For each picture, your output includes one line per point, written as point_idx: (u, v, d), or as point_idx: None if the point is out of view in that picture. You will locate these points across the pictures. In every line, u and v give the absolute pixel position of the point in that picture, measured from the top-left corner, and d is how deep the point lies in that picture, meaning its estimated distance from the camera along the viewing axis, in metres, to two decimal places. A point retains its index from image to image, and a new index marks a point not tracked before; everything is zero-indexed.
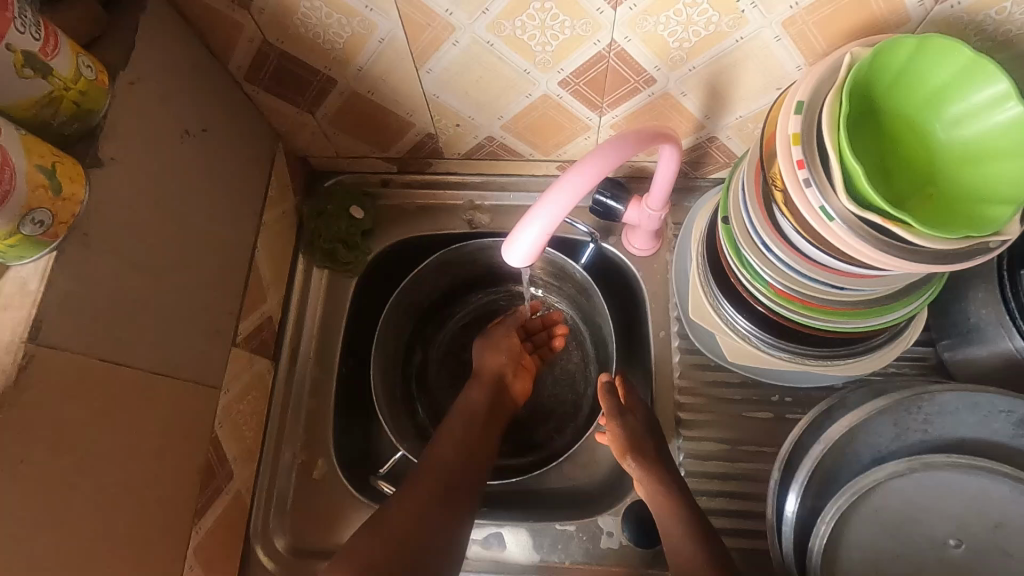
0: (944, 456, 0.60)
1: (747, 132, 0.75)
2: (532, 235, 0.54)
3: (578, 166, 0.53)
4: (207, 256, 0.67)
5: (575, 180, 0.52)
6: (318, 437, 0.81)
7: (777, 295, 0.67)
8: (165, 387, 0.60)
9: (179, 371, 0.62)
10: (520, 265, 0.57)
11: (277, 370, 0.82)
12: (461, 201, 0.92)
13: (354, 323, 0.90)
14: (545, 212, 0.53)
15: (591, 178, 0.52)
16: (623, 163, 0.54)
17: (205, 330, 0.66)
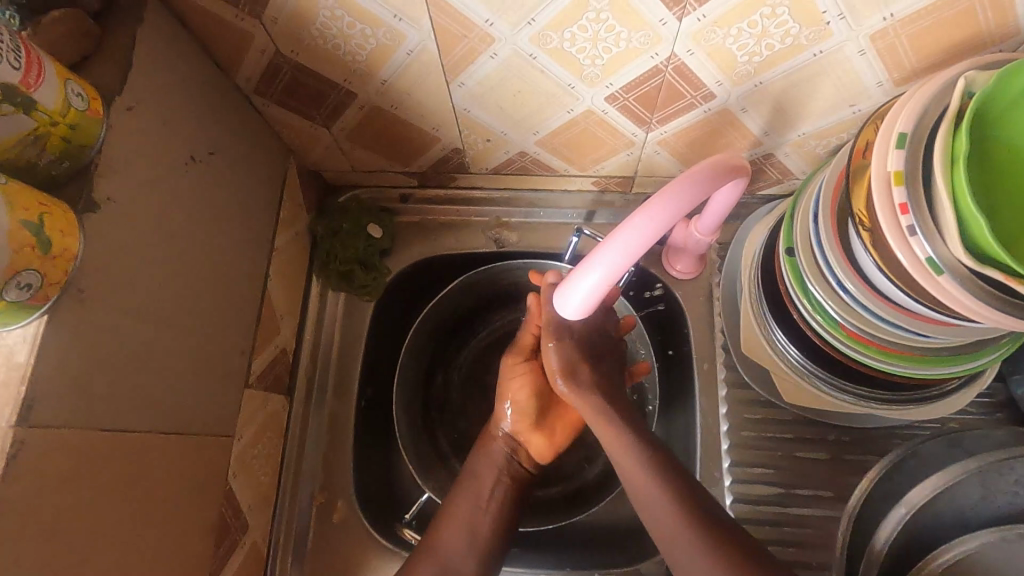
0: None
1: (808, 149, 0.68)
2: (588, 287, 0.51)
3: (641, 211, 0.47)
4: (216, 294, 0.60)
5: (638, 228, 0.47)
6: (337, 477, 0.76)
7: (848, 338, 0.59)
8: (173, 447, 0.54)
9: (189, 425, 0.56)
10: (576, 314, 0.54)
11: (293, 405, 0.76)
12: (486, 218, 0.85)
13: (373, 349, 0.84)
14: (603, 263, 0.49)
15: (657, 227, 0.47)
16: (695, 205, 0.48)
17: (215, 375, 0.60)
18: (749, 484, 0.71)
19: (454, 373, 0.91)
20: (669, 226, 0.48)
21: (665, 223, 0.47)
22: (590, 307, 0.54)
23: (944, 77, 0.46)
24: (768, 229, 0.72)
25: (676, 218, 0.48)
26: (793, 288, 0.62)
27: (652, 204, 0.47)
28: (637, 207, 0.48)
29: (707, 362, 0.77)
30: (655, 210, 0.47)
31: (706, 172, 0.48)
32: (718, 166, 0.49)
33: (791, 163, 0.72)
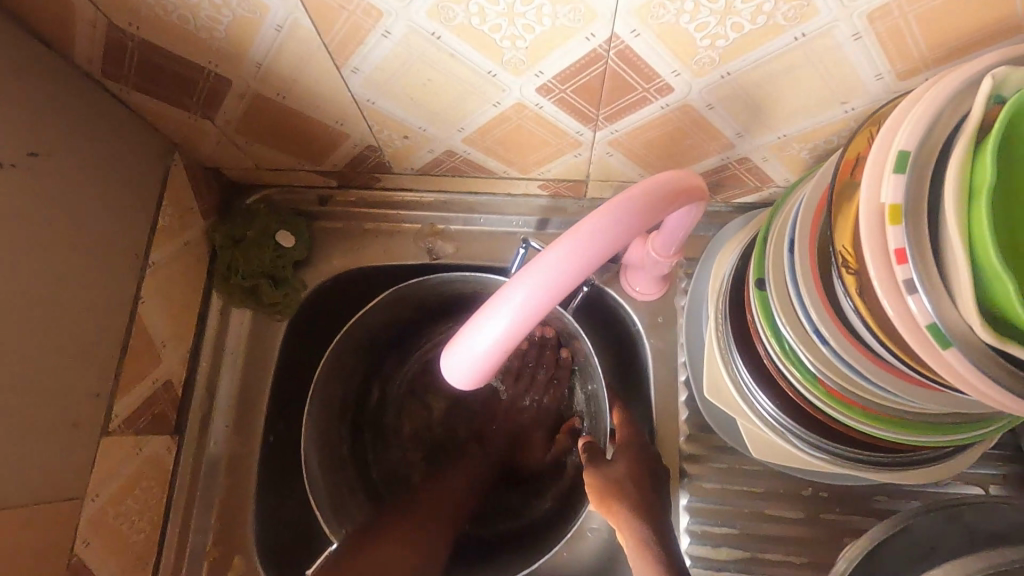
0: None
1: (790, 153, 0.57)
2: (482, 347, 0.38)
3: (552, 249, 0.36)
4: (50, 330, 0.48)
5: (544, 272, 0.35)
6: (235, 528, 0.65)
7: (827, 396, 0.48)
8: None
9: (4, 497, 0.45)
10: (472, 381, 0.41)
11: (181, 445, 0.65)
12: (419, 224, 0.73)
13: (286, 375, 0.73)
14: (498, 316, 0.37)
15: (572, 272, 0.35)
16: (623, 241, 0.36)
17: (50, 429, 0.49)
18: (711, 546, 0.62)
19: (392, 391, 0.82)
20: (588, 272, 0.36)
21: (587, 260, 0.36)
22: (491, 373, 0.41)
23: (965, 74, 0.34)
24: (740, 248, 0.61)
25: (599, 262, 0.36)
26: (763, 328, 0.50)
27: (563, 240, 0.35)
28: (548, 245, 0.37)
29: (668, 399, 0.67)
30: (567, 250, 0.35)
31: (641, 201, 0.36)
32: (659, 196, 0.37)
33: (771, 169, 0.60)
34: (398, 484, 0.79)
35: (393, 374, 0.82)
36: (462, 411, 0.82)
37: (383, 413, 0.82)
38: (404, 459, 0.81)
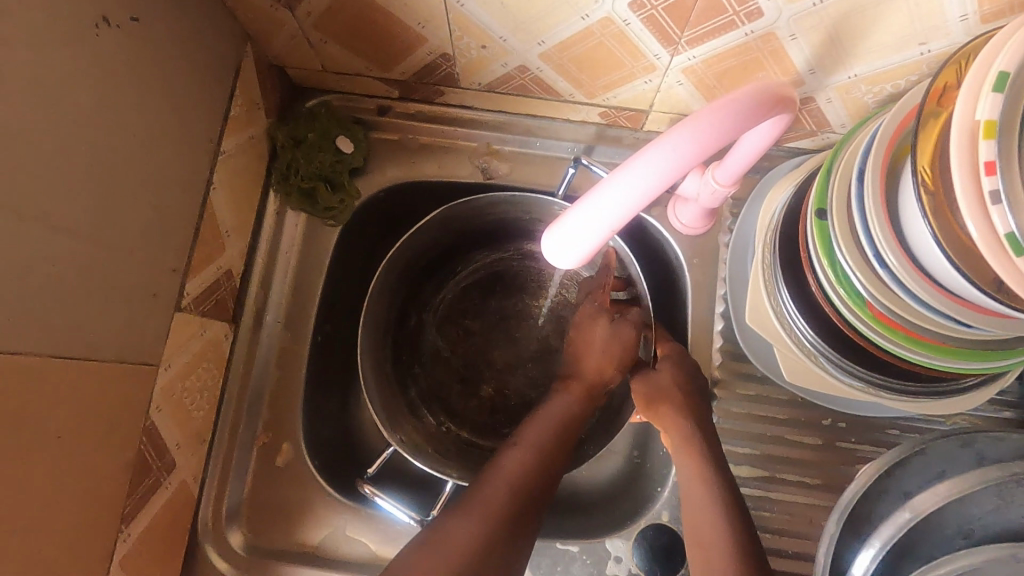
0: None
1: (854, 96, 0.59)
2: (577, 235, 0.42)
3: (650, 147, 0.39)
4: (138, 198, 0.50)
5: (638, 170, 0.39)
6: (284, 417, 0.69)
7: (874, 320, 0.51)
8: (73, 374, 0.45)
9: (96, 350, 0.47)
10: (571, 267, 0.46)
11: (236, 334, 0.67)
12: (475, 143, 0.75)
13: (335, 281, 0.75)
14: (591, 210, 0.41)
15: (669, 169, 0.38)
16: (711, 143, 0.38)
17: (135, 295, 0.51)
18: (735, 463, 0.67)
19: (430, 316, 0.85)
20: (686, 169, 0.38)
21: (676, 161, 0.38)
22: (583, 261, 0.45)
23: None
24: (793, 187, 0.63)
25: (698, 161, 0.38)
26: (818, 254, 0.53)
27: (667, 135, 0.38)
28: (652, 141, 0.39)
29: (704, 328, 0.70)
30: (670, 145, 0.38)
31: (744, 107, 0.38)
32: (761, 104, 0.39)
33: (830, 113, 0.62)
34: (434, 402, 0.82)
35: (431, 299, 0.85)
36: (494, 338, 0.84)
37: (420, 336, 0.84)
38: (438, 379, 0.83)
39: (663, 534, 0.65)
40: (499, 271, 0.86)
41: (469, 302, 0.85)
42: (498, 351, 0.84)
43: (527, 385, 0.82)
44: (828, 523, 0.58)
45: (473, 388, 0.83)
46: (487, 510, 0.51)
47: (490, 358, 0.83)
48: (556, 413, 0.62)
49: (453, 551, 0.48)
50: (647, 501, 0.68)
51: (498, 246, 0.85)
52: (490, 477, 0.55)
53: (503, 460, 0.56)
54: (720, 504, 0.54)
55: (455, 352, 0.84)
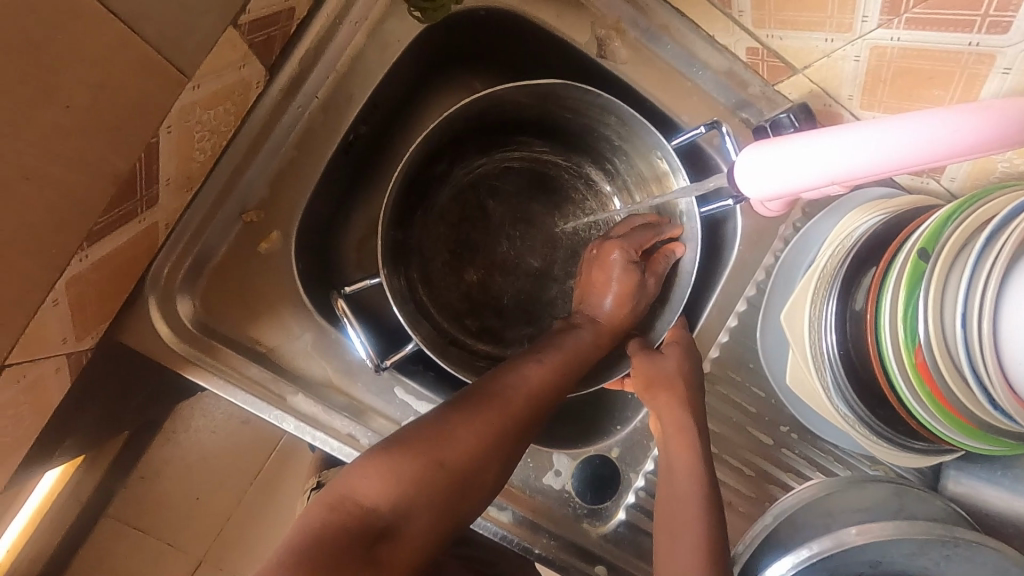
0: None
1: (993, 160, 0.57)
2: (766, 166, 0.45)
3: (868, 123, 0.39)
4: None
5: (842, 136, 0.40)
6: (283, 202, 0.59)
7: (912, 368, 0.53)
8: (51, 1, 0.33)
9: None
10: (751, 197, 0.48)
11: (265, 89, 0.56)
12: (606, 11, 0.64)
13: (391, 86, 0.64)
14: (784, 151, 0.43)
15: (873, 148, 0.38)
16: (928, 143, 0.36)
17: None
18: None
19: (457, 174, 0.77)
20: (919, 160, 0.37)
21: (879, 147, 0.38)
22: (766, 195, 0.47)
23: None
24: (884, 214, 0.62)
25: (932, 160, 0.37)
26: (898, 289, 0.53)
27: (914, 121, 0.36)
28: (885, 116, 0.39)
29: (725, 305, 0.70)
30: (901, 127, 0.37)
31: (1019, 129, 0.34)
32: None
33: (956, 164, 0.60)
34: (413, 257, 0.76)
35: (472, 160, 0.77)
36: (505, 229, 0.78)
37: (438, 185, 0.77)
38: (430, 239, 0.77)
39: (607, 467, 0.67)
40: (543, 172, 0.79)
41: (500, 184, 0.79)
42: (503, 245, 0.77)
43: (514, 292, 0.77)
44: (765, 515, 0.63)
45: (458, 266, 0.77)
46: (505, 409, 0.53)
47: (491, 246, 0.77)
48: (578, 347, 0.59)
49: (467, 438, 0.51)
50: (602, 435, 0.70)
51: (563, 151, 0.78)
52: (507, 383, 0.54)
53: (522, 371, 0.55)
54: (695, 469, 0.57)
55: (460, 224, 0.78)
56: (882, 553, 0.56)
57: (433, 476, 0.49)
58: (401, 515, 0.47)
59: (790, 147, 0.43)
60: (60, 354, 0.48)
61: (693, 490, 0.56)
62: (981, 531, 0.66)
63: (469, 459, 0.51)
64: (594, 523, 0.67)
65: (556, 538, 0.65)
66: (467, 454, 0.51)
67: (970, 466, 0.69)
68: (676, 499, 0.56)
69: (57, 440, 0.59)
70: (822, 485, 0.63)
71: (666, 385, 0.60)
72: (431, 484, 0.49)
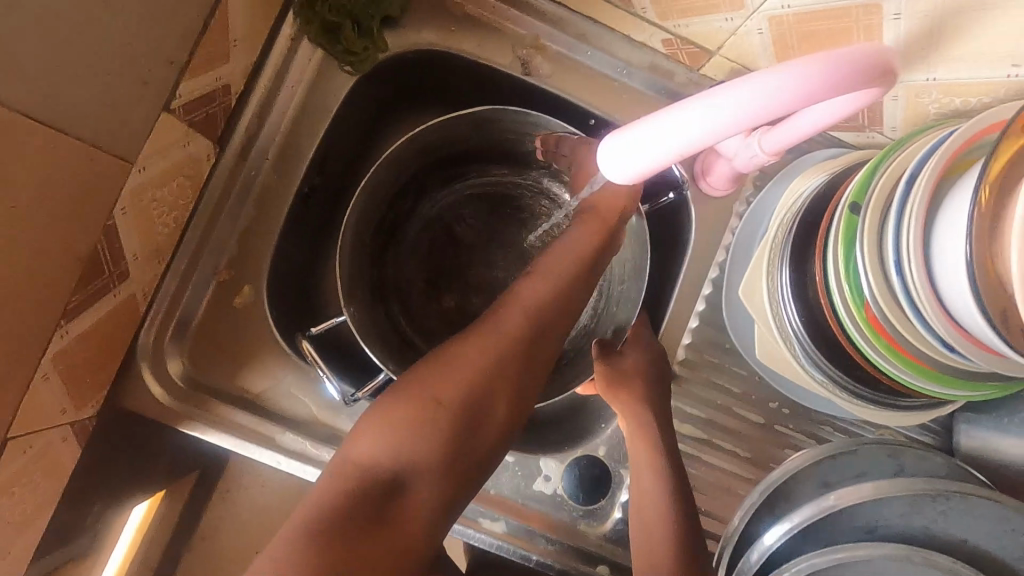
0: (950, 560, 0.52)
1: (921, 101, 0.57)
2: (636, 149, 0.43)
3: (721, 89, 0.37)
4: None
5: (702, 108, 0.38)
6: (252, 257, 0.64)
7: (866, 323, 0.52)
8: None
9: (25, 107, 0.41)
10: (620, 180, 0.47)
11: (218, 159, 0.62)
12: (523, 31, 0.68)
13: (338, 136, 0.69)
14: (649, 133, 0.41)
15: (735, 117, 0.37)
16: (781, 98, 0.35)
17: (96, 57, 0.44)
18: None
19: (423, 209, 0.81)
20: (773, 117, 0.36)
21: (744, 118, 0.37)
22: (640, 176, 0.45)
23: None
24: (826, 175, 0.61)
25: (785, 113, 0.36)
26: (837, 246, 0.53)
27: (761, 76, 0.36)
28: (732, 79, 0.37)
29: (691, 289, 0.71)
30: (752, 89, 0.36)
31: (851, 69, 0.35)
32: (874, 71, 0.36)
33: (889, 112, 0.60)
34: (392, 293, 0.80)
35: (432, 195, 0.81)
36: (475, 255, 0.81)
37: (406, 222, 0.81)
38: (406, 274, 0.81)
39: (596, 467, 0.68)
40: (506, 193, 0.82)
41: (466, 211, 0.82)
42: (476, 270, 0.80)
43: None
44: (751, 493, 0.61)
45: (435, 294, 0.81)
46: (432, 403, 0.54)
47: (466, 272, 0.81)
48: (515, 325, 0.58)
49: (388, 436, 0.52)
50: (589, 434, 0.70)
51: (517, 169, 0.81)
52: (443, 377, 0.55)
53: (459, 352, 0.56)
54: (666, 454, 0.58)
55: (432, 256, 0.82)
56: (874, 517, 0.55)
57: (354, 480, 0.51)
58: (315, 514, 0.48)
59: (651, 126, 0.41)
60: (64, 424, 0.54)
61: (661, 473, 0.58)
62: (1001, 484, 0.63)
63: (393, 452, 0.52)
64: (591, 525, 0.67)
65: (554, 543, 0.66)
66: (414, 455, 0.52)
67: (977, 417, 0.66)
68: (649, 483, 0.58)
69: (89, 505, 0.65)
70: (809, 454, 0.61)
71: (631, 373, 0.62)
72: (347, 479, 0.51)
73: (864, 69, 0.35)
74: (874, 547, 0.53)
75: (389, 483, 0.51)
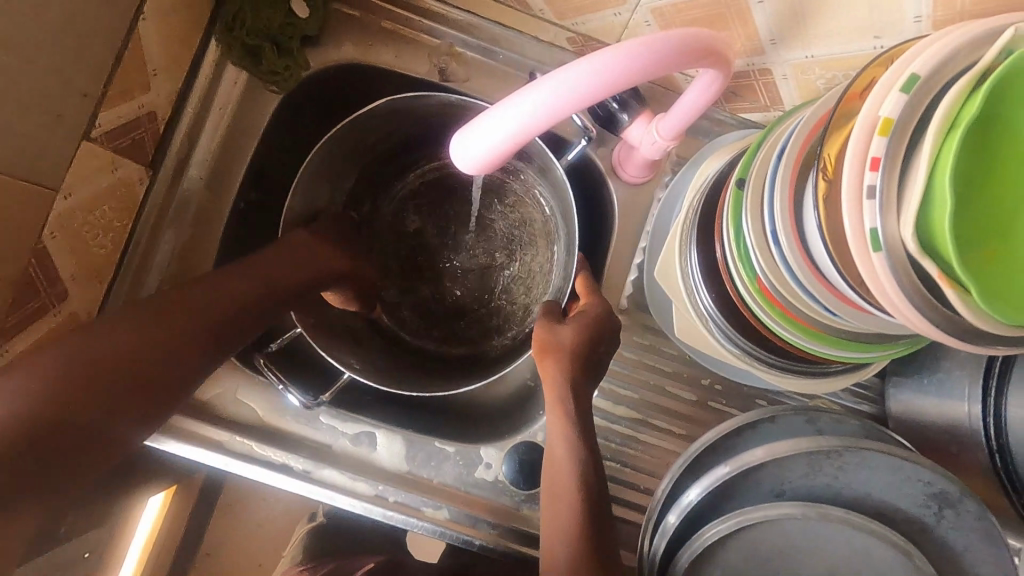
0: (843, 511, 0.54)
1: (808, 78, 0.59)
2: (485, 139, 0.43)
3: (554, 74, 0.40)
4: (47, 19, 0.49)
5: (541, 92, 0.40)
6: (192, 273, 0.68)
7: (760, 293, 0.54)
8: None
9: None
10: (471, 172, 0.46)
11: (152, 182, 0.66)
12: (438, 40, 0.71)
13: (270, 152, 0.72)
14: (495, 122, 0.42)
15: (571, 98, 0.39)
16: (608, 79, 0.39)
17: (7, 95, 0.49)
18: (613, 403, 0.72)
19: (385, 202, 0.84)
20: (603, 96, 0.40)
21: (581, 99, 0.40)
22: (489, 168, 0.45)
23: (987, 24, 0.37)
24: (729, 155, 0.64)
25: (611, 93, 0.40)
26: (729, 222, 0.55)
27: (604, 52, 0.39)
28: (561, 65, 0.40)
29: (618, 274, 0.73)
30: (580, 71, 0.39)
31: (663, 50, 0.39)
32: (679, 51, 0.40)
33: (785, 91, 0.62)
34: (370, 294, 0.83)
35: (396, 177, 0.84)
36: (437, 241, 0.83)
37: (373, 222, 0.84)
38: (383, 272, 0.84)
39: (534, 452, 0.70)
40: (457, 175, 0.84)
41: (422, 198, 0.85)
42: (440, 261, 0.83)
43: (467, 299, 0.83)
44: (674, 464, 0.62)
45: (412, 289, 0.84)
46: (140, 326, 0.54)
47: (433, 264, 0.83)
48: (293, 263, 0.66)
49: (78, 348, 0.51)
50: (527, 421, 0.73)
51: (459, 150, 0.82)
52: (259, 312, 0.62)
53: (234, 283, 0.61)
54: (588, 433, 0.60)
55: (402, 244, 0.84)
56: (781, 481, 0.56)
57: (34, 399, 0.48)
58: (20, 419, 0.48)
59: (494, 115, 0.42)
60: None
61: (574, 452, 0.58)
62: (927, 444, 0.64)
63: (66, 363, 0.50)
64: (532, 508, 0.69)
65: (495, 527, 0.68)
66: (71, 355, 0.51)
67: (903, 381, 0.67)
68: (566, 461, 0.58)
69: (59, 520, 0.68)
70: (728, 424, 0.61)
71: (552, 353, 0.61)
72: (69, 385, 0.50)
73: (678, 51, 0.40)
74: (768, 509, 0.53)
75: (58, 421, 0.49)
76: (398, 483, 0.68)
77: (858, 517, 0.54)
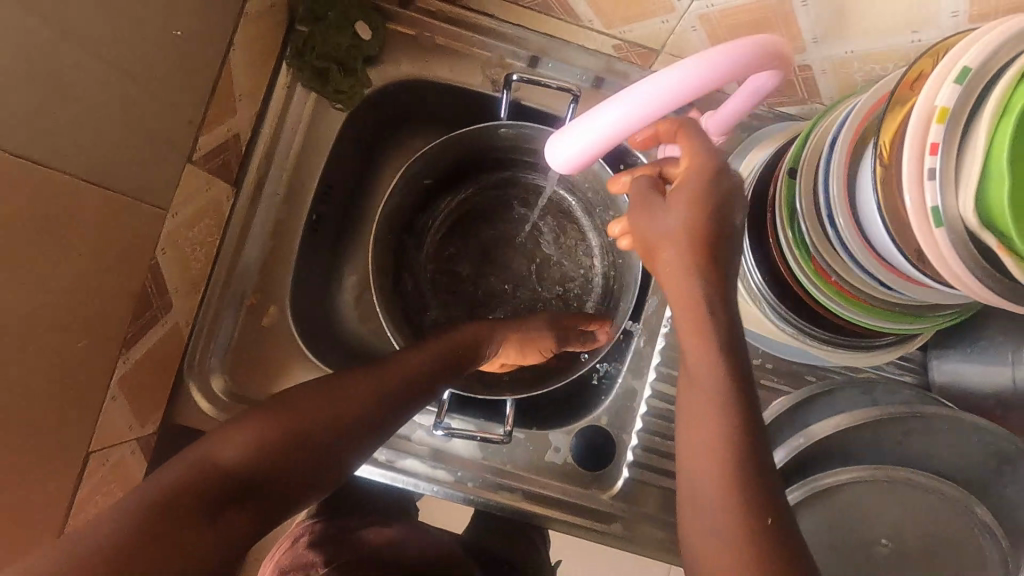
0: (906, 470, 0.61)
1: (847, 72, 0.63)
2: (579, 140, 0.49)
3: (643, 82, 0.46)
4: (162, 55, 0.55)
5: (633, 97, 0.46)
6: (273, 281, 0.73)
7: (815, 274, 0.59)
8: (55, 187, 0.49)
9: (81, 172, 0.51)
10: (561, 171, 0.52)
11: (235, 199, 0.71)
12: (489, 53, 0.76)
13: (336, 166, 0.77)
14: (591, 125, 0.48)
15: (659, 101, 0.45)
16: (694, 84, 0.45)
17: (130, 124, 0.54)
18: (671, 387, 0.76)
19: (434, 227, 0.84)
20: (688, 99, 0.45)
21: (669, 103, 0.45)
22: (580, 168, 0.51)
23: None
24: (775, 147, 0.68)
25: (695, 96, 0.45)
26: (783, 210, 0.60)
27: (688, 60, 0.44)
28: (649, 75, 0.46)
29: None
30: (668, 77, 0.45)
31: (740, 57, 0.45)
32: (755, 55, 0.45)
33: (824, 84, 0.66)
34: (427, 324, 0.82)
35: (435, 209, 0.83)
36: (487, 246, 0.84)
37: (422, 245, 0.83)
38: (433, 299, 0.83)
39: (599, 434, 0.75)
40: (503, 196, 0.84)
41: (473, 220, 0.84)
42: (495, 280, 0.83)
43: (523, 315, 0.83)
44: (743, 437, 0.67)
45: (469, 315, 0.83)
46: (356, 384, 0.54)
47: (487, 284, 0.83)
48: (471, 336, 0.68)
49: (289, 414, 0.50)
50: (591, 407, 0.77)
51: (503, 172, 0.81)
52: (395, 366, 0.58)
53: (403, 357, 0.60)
54: None
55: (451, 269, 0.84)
56: (847, 447, 0.62)
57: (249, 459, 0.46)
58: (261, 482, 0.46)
59: (590, 119, 0.48)
60: (130, 438, 0.63)
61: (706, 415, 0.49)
62: (973, 410, 0.68)
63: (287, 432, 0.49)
64: (601, 489, 0.73)
65: (568, 506, 0.72)
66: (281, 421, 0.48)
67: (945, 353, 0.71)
68: (702, 452, 0.46)
69: None
70: (794, 398, 0.66)
71: (661, 244, 0.51)
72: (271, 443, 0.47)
73: (753, 54, 0.45)
74: (834, 472, 0.61)
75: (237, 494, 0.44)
76: (478, 470, 0.73)
77: (918, 471, 0.61)
